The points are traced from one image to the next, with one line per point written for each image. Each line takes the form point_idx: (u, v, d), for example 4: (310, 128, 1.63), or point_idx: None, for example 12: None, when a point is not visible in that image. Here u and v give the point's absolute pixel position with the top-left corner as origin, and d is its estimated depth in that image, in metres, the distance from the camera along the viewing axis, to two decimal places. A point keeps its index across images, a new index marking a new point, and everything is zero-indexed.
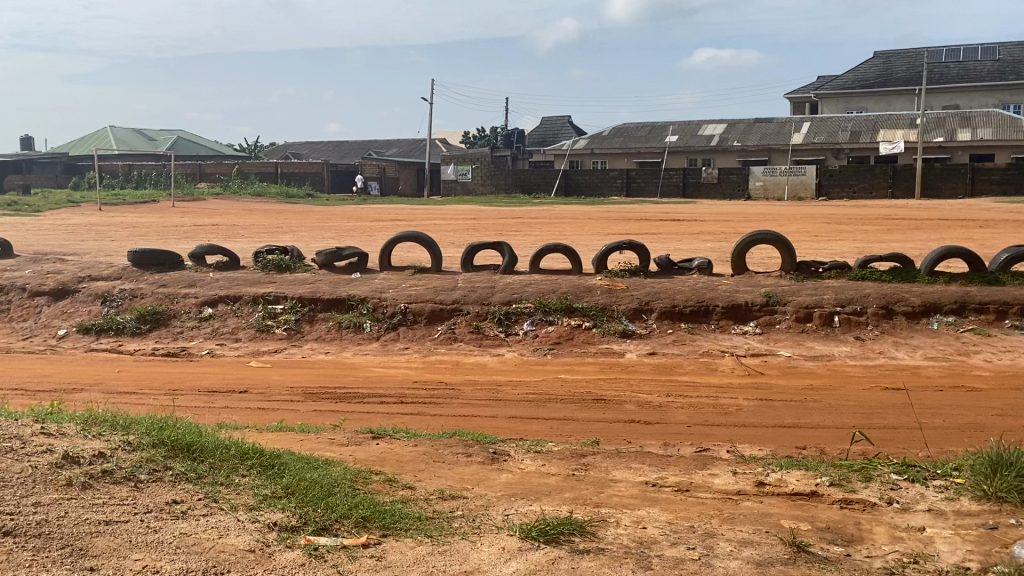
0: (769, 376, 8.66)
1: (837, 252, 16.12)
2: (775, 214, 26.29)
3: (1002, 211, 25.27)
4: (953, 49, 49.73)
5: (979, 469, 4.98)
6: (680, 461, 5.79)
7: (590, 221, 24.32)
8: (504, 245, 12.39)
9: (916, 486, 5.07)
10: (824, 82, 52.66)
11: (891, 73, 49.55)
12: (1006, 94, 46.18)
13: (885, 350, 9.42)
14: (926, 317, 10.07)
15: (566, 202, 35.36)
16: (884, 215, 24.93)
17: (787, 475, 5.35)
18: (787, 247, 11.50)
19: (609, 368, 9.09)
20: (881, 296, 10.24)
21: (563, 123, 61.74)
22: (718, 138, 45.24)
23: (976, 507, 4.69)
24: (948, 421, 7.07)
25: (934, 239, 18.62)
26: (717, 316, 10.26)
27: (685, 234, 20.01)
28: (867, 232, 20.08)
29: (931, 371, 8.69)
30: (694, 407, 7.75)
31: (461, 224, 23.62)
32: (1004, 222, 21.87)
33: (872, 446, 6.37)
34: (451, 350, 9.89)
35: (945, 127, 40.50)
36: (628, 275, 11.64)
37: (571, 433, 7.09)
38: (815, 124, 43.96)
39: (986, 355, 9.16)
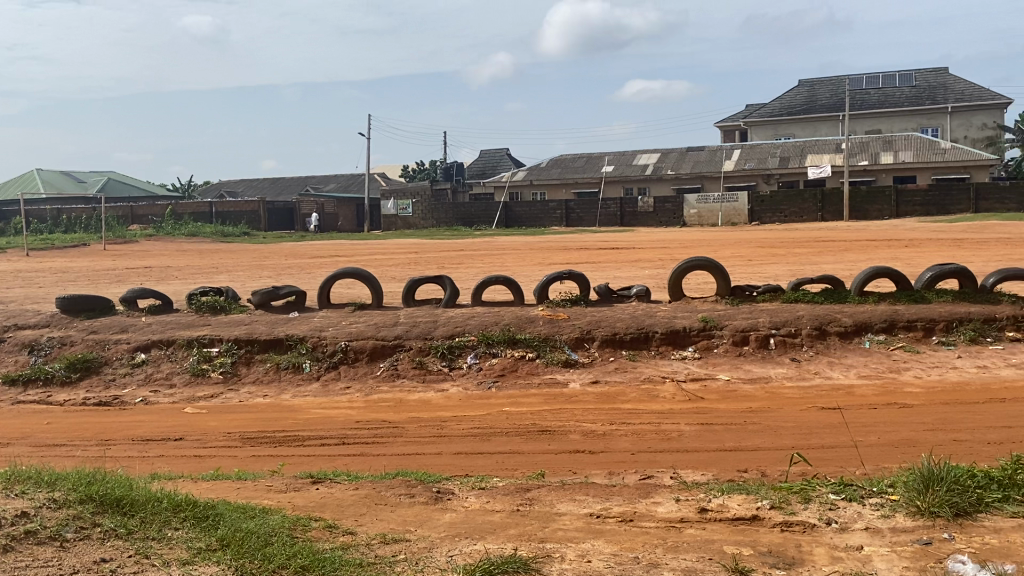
0: (708, 401, 8.75)
1: (771, 276, 16.49)
2: (710, 240, 26.84)
3: (925, 231, 26.22)
4: (872, 76, 51.67)
5: (912, 485, 5.10)
6: (624, 491, 5.79)
7: (530, 251, 24.48)
8: (445, 279, 12.37)
9: (853, 505, 5.16)
10: (752, 111, 54.16)
11: (815, 100, 51.22)
12: (924, 118, 48.12)
13: (821, 370, 9.62)
14: (858, 336, 10.34)
15: (507, 233, 35.57)
16: (814, 237, 25.66)
17: (728, 500, 5.38)
18: (722, 272, 11.73)
19: (554, 399, 9.09)
20: (814, 317, 10.49)
21: (501, 155, 62.29)
22: (653, 167, 46.07)
23: (911, 524, 4.79)
24: (882, 438, 7.24)
25: (863, 260, 19.21)
26: (656, 342, 10.37)
27: (624, 263, 20.27)
28: (799, 255, 20.61)
29: (865, 390, 8.89)
30: (638, 435, 7.79)
31: (402, 258, 23.59)
32: (928, 242, 22.69)
33: (811, 467, 6.47)
34: (394, 388, 9.77)
35: (869, 151, 41.96)
36: (569, 304, 11.72)
37: (516, 467, 7.07)
38: (745, 151, 45.15)
39: (916, 372, 9.44)
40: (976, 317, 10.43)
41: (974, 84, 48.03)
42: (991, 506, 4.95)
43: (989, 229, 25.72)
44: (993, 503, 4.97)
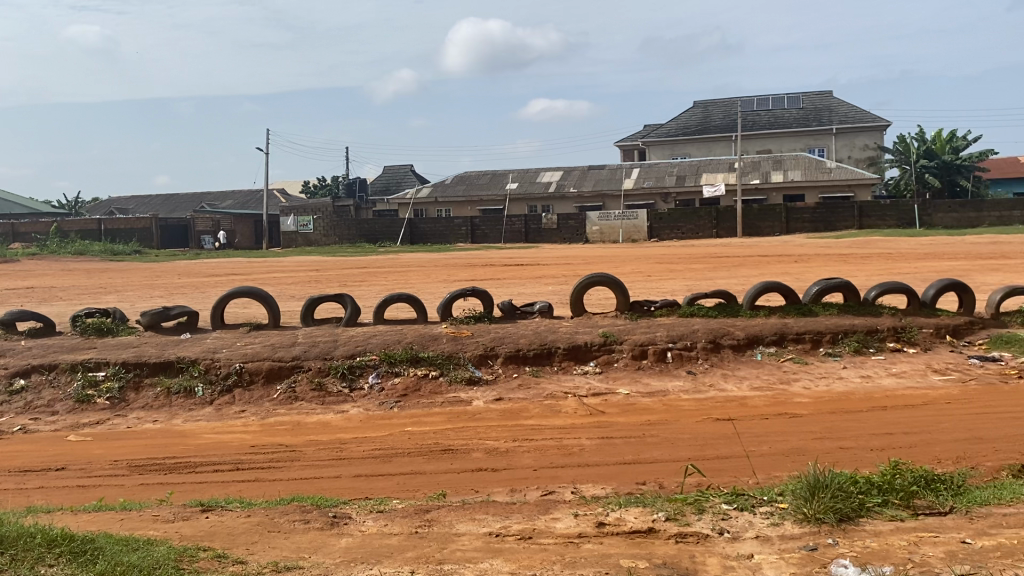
0: (608, 415, 8.86)
1: (669, 291, 16.93)
2: (611, 256, 27.32)
3: (814, 247, 27.43)
4: (762, 99, 53.86)
5: (799, 493, 5.29)
6: (523, 508, 5.79)
7: (435, 268, 24.39)
8: (346, 298, 12.17)
9: (745, 514, 5.31)
10: (650, 131, 55.63)
11: (709, 121, 53.03)
12: (811, 139, 50.41)
13: (715, 383, 9.88)
14: (750, 349, 10.68)
15: (412, 249, 35.35)
16: (710, 253, 26.47)
17: (625, 513, 5.45)
18: (621, 287, 11.96)
19: (457, 418, 9.03)
20: (709, 331, 10.80)
21: (405, 171, 61.99)
22: (556, 185, 46.66)
23: (799, 530, 4.95)
24: (773, 448, 7.49)
25: (755, 274, 19.93)
26: (559, 358, 10.46)
27: (528, 279, 20.41)
28: (695, 270, 21.20)
29: (757, 401, 9.18)
30: (540, 450, 7.83)
31: (302, 276, 23.14)
32: (816, 257, 23.75)
33: (705, 478, 6.62)
34: (292, 410, 9.53)
35: (760, 170, 43.67)
36: (472, 321, 11.70)
37: (417, 488, 6.99)
38: (644, 170, 46.27)
39: (805, 382, 9.80)
40: (859, 329, 10.94)
41: (855, 107, 50.64)
42: (870, 511, 5.19)
43: (871, 244, 27.11)
44: (873, 508, 5.21)
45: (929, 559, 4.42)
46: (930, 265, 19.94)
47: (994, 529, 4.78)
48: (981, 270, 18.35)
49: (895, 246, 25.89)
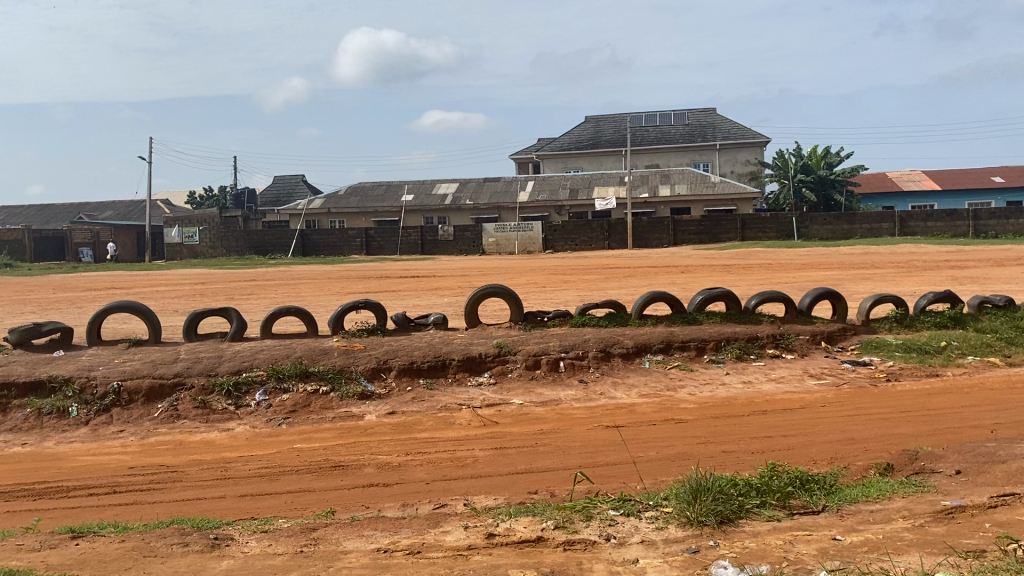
0: (502, 425, 8.89)
1: (562, 301, 17.17)
2: (505, 267, 27.53)
3: (700, 258, 28.40)
4: (650, 115, 55.59)
5: (683, 497, 5.43)
6: (413, 522, 5.74)
7: (327, 281, 23.98)
8: (231, 311, 11.81)
9: (631, 519, 5.42)
10: (544, 144, 56.40)
11: (600, 136, 54.27)
12: (696, 154, 52.17)
13: (606, 391, 10.06)
14: (639, 357, 10.94)
15: (304, 261, 34.63)
16: (602, 264, 27.03)
17: (515, 523, 5.48)
18: (515, 298, 12.05)
19: (348, 433, 8.88)
20: (600, 340, 10.99)
21: (297, 181, 60.77)
22: (451, 197, 46.66)
23: (682, 534, 5.08)
24: (661, 453, 7.68)
25: (645, 284, 20.47)
26: (453, 369, 10.44)
27: (422, 291, 20.35)
28: (588, 281, 21.57)
29: (646, 407, 9.40)
30: (433, 463, 7.78)
31: (187, 289, 22.33)
32: (701, 267, 24.58)
33: (594, 484, 6.73)
34: (175, 429, 9.15)
35: (649, 184, 44.89)
36: (365, 334, 11.55)
37: (306, 505, 6.82)
38: (538, 183, 46.86)
39: (690, 389, 10.10)
40: (741, 336, 11.36)
41: (737, 124, 52.81)
42: (750, 511, 5.39)
43: (753, 255, 28.27)
44: (752, 510, 5.41)
45: (803, 557, 4.61)
46: (806, 275, 20.97)
47: (862, 525, 5.03)
48: (853, 279, 19.38)
49: (775, 257, 27.07)
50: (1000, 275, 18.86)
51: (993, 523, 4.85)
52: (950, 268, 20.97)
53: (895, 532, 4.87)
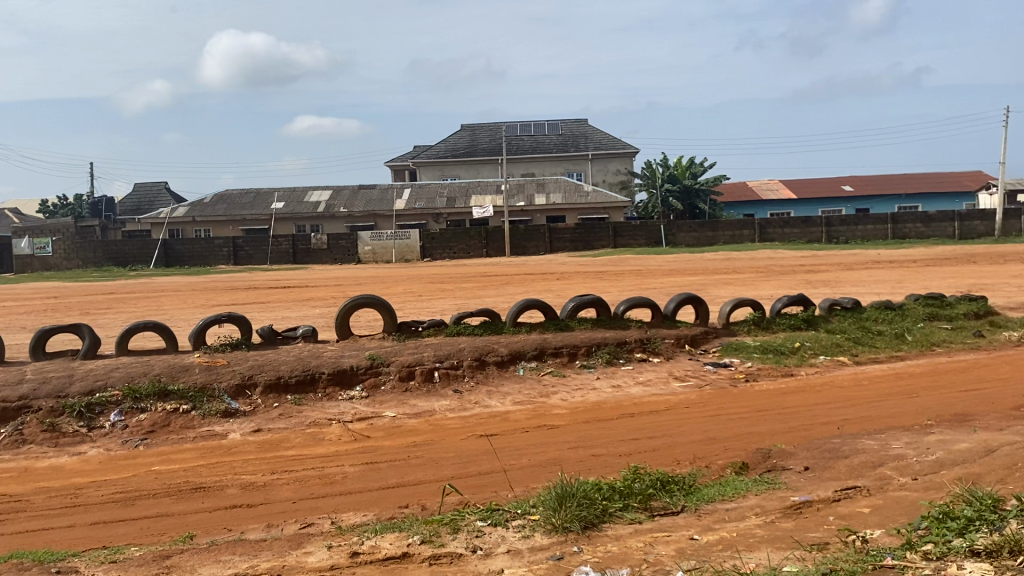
0: (374, 439, 8.74)
1: (437, 310, 17.11)
2: (380, 276, 27.17)
3: (574, 265, 28.91)
4: (525, 125, 56.33)
5: (549, 504, 5.48)
6: (275, 544, 5.56)
7: (193, 292, 23.00)
8: (83, 328, 11.14)
9: (498, 530, 5.42)
10: (420, 152, 56.15)
11: (476, 144, 54.55)
12: (570, 164, 53.11)
13: (480, 400, 10.06)
14: (513, 365, 11.01)
15: (168, 272, 33.09)
16: (479, 272, 27.07)
17: (380, 540, 5.38)
18: (387, 308, 11.89)
19: (210, 453, 8.52)
20: (473, 349, 10.99)
21: (160, 188, 58.14)
22: (324, 205, 45.76)
23: (547, 541, 5.13)
24: (532, 460, 7.72)
25: (520, 292, 20.66)
26: (323, 383, 10.20)
27: (294, 301, 19.82)
28: (464, 289, 21.56)
29: (519, 415, 9.45)
30: (300, 481, 7.57)
31: (38, 304, 20.93)
32: (576, 274, 25.03)
33: (465, 495, 6.70)
34: (19, 455, 8.54)
35: (525, 193, 45.37)
36: (230, 349, 11.14)
37: (164, 531, 6.50)
38: (414, 191, 46.58)
39: (563, 395, 10.24)
40: (610, 342, 11.61)
41: (608, 134, 54.24)
42: (613, 516, 5.50)
43: (625, 262, 29.02)
44: (615, 513, 5.52)
45: (662, 559, 4.72)
46: (674, 280, 21.70)
47: (718, 524, 5.22)
48: (717, 284, 20.20)
49: (646, 263, 27.87)
50: (849, 279, 20.08)
51: (836, 515, 5.12)
52: (805, 272, 22.20)
53: (747, 529, 5.07)
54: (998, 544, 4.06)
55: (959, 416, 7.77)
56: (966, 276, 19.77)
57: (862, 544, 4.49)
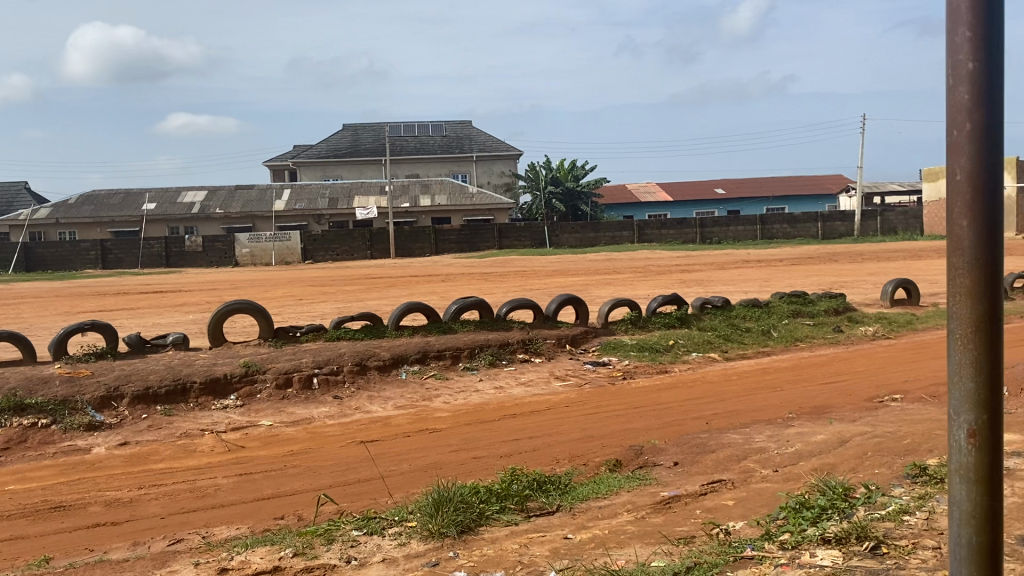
0: (250, 449, 8.49)
1: (318, 314, 16.80)
2: (259, 280, 26.44)
3: (459, 266, 28.94)
4: (408, 125, 56.03)
5: (426, 510, 5.45)
6: (138, 564, 5.31)
7: (55, 299, 21.74)
8: None
9: (374, 538, 5.36)
10: (300, 151, 54.93)
11: (359, 144, 53.86)
12: (454, 165, 53.14)
13: (361, 405, 9.92)
14: (395, 369, 10.91)
15: (28, 278, 31.16)
16: (362, 274, 26.74)
17: (251, 554, 5.24)
18: (263, 313, 11.57)
19: (72, 469, 8.07)
20: (354, 353, 10.81)
21: (18, 188, 54.73)
22: (199, 205, 44.18)
23: (424, 547, 5.10)
24: (413, 465, 7.67)
25: (404, 294, 20.54)
26: (195, 393, 9.84)
27: (167, 307, 19.05)
28: (346, 292, 21.22)
29: (400, 420, 9.37)
30: (170, 496, 7.27)
31: None
32: (460, 275, 25.10)
33: (342, 505, 6.58)
34: None
35: (410, 194, 45.08)
36: (94, 358, 10.59)
37: (18, 554, 6.12)
38: (294, 191, 45.54)
39: (445, 398, 10.23)
40: (493, 343, 11.67)
41: (492, 136, 54.60)
42: (490, 518, 5.53)
43: (510, 263, 29.31)
44: (492, 516, 5.56)
45: (536, 559, 4.77)
46: (557, 281, 22.05)
47: (592, 522, 5.33)
48: (597, 284, 20.63)
49: (530, 264, 28.20)
50: (721, 278, 20.90)
51: (703, 509, 5.31)
52: (680, 272, 22.95)
53: (619, 526, 5.19)
54: (847, 531, 4.31)
55: (818, 408, 8.21)
56: (827, 275, 20.94)
57: (725, 536, 4.67)
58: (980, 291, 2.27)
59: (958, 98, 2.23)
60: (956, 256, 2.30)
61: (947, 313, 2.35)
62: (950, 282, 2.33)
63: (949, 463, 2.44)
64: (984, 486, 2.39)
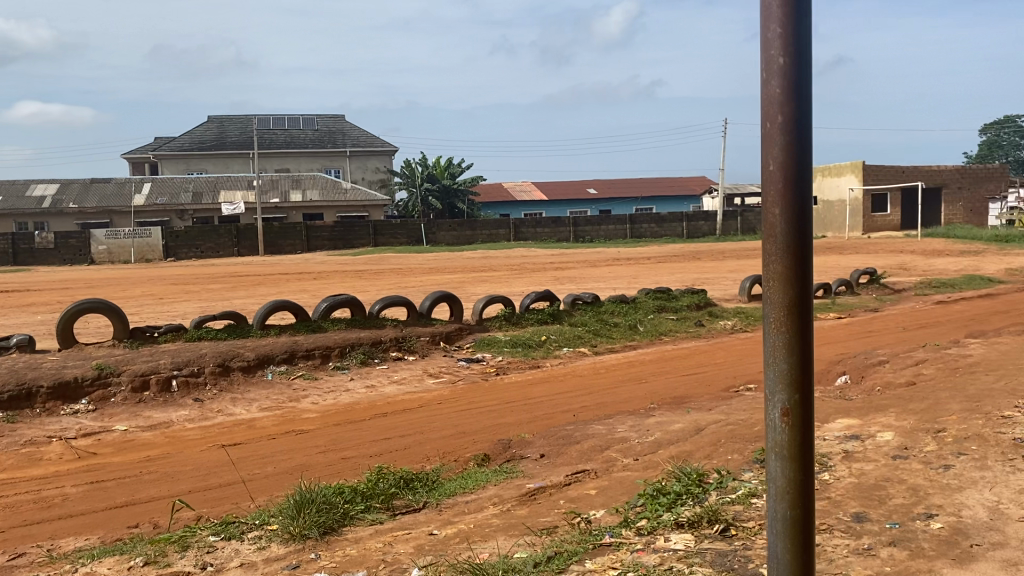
0: (101, 456, 8.04)
1: (180, 313, 16.10)
2: (116, 278, 25.09)
3: (331, 263, 28.40)
4: (278, 118, 54.54)
5: (287, 512, 5.30)
6: None
7: None
8: None
9: (232, 543, 5.18)
10: (161, 144, 52.49)
11: (225, 137, 52.01)
12: (326, 160, 52.13)
13: (224, 408, 9.57)
14: (260, 369, 10.58)
15: None
16: (229, 272, 25.82)
17: (97, 566, 4.96)
18: (117, 313, 10.99)
19: None
20: (217, 354, 10.41)
21: None
22: (51, 200, 41.54)
23: (284, 550, 4.96)
24: (278, 468, 7.46)
25: (273, 292, 19.98)
26: (42, 399, 9.24)
27: (11, 308, 17.81)
28: (211, 291, 20.44)
29: (266, 422, 9.09)
30: (10, 508, 6.78)
31: None
32: (332, 273, 24.64)
33: (201, 510, 6.33)
34: None
35: (279, 188, 43.85)
36: None
37: None
38: (156, 185, 43.49)
39: (313, 398, 10.00)
40: (364, 341, 11.50)
41: (366, 131, 53.88)
42: (354, 518, 5.44)
43: (385, 260, 28.99)
44: (356, 516, 5.47)
45: (400, 556, 4.72)
46: (432, 278, 21.99)
47: (457, 517, 5.33)
48: (471, 282, 20.64)
49: (405, 262, 27.98)
50: (592, 275, 21.36)
51: (567, 499, 5.41)
52: (552, 269, 23.26)
53: (484, 519, 5.21)
54: (699, 515, 4.48)
55: (679, 398, 8.52)
56: (691, 271, 21.76)
57: (586, 525, 4.76)
58: (793, 277, 2.39)
59: (772, 90, 2.32)
60: (769, 242, 2.42)
61: (762, 299, 2.46)
62: (765, 268, 2.45)
63: (766, 438, 2.55)
64: (795, 462, 2.52)
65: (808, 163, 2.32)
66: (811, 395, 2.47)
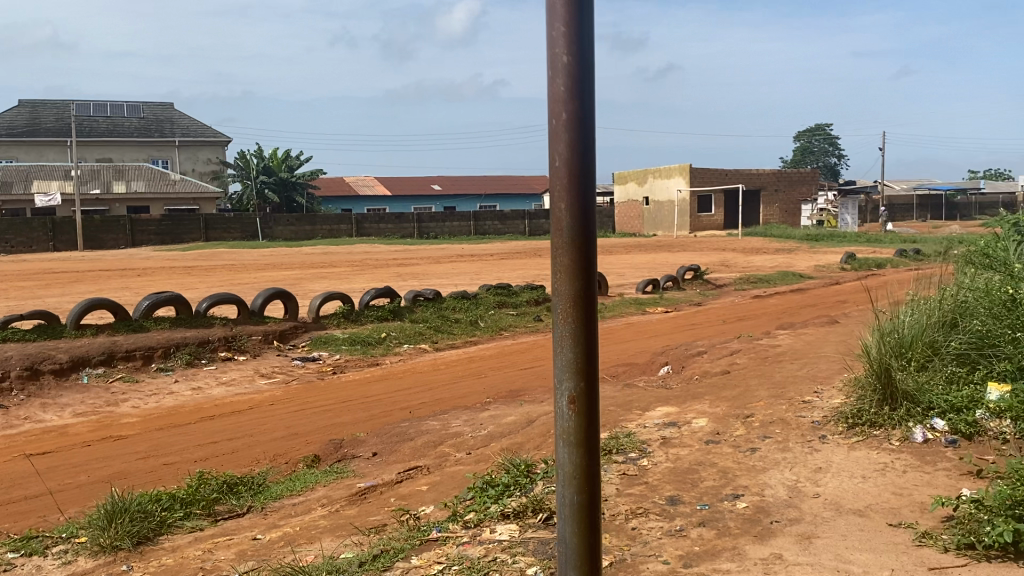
0: None
1: None
2: None
3: (157, 259, 26.84)
4: (98, 104, 51.04)
5: (96, 523, 4.98)
6: None
7: None
8: None
9: (34, 559, 4.81)
10: None
11: (38, 124, 48.14)
12: (153, 150, 49.46)
13: (32, 415, 8.88)
14: (74, 372, 9.88)
15: None
16: (40, 269, 23.89)
17: None
18: None
19: None
20: (24, 356, 9.63)
21: None
22: None
23: (92, 564, 4.65)
24: (92, 476, 7.01)
25: (92, 290, 18.71)
26: None
27: None
28: (20, 289, 18.87)
29: (80, 428, 8.50)
30: None
31: None
32: (159, 269, 23.32)
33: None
34: None
35: (101, 179, 41.11)
36: None
37: None
38: None
39: (134, 402, 9.45)
40: (191, 341, 10.98)
41: (196, 121, 51.53)
42: (172, 526, 5.18)
43: (216, 256, 27.68)
44: (174, 523, 5.22)
45: (219, 564, 4.54)
46: (267, 275, 21.26)
47: (283, 520, 5.18)
48: (310, 279, 20.13)
49: (239, 257, 26.87)
50: (433, 271, 21.35)
51: (397, 496, 5.38)
52: (394, 265, 23.05)
53: (311, 521, 5.10)
54: (525, 505, 4.57)
55: (514, 392, 8.67)
56: (530, 268, 22.18)
57: (415, 521, 4.75)
58: (577, 271, 2.49)
59: (556, 90, 2.39)
60: (557, 236, 2.50)
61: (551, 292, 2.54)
62: (553, 261, 2.52)
63: (555, 425, 2.65)
64: (581, 447, 2.63)
65: (590, 162, 2.40)
66: (594, 384, 2.59)
